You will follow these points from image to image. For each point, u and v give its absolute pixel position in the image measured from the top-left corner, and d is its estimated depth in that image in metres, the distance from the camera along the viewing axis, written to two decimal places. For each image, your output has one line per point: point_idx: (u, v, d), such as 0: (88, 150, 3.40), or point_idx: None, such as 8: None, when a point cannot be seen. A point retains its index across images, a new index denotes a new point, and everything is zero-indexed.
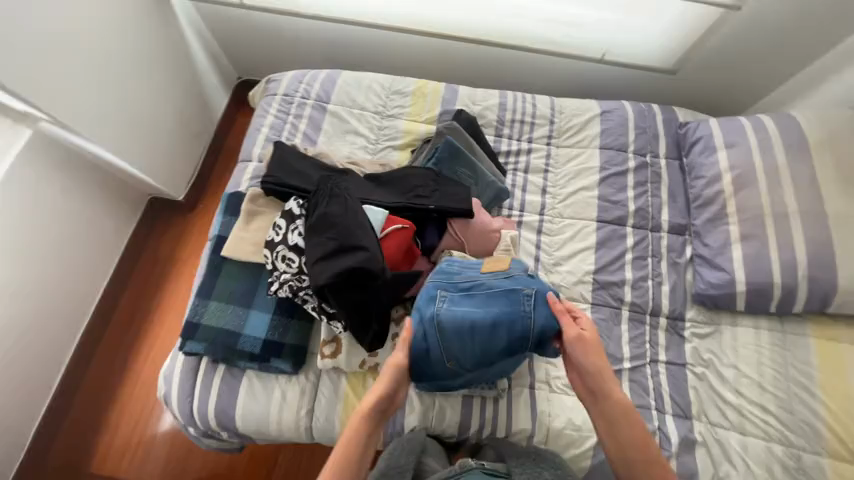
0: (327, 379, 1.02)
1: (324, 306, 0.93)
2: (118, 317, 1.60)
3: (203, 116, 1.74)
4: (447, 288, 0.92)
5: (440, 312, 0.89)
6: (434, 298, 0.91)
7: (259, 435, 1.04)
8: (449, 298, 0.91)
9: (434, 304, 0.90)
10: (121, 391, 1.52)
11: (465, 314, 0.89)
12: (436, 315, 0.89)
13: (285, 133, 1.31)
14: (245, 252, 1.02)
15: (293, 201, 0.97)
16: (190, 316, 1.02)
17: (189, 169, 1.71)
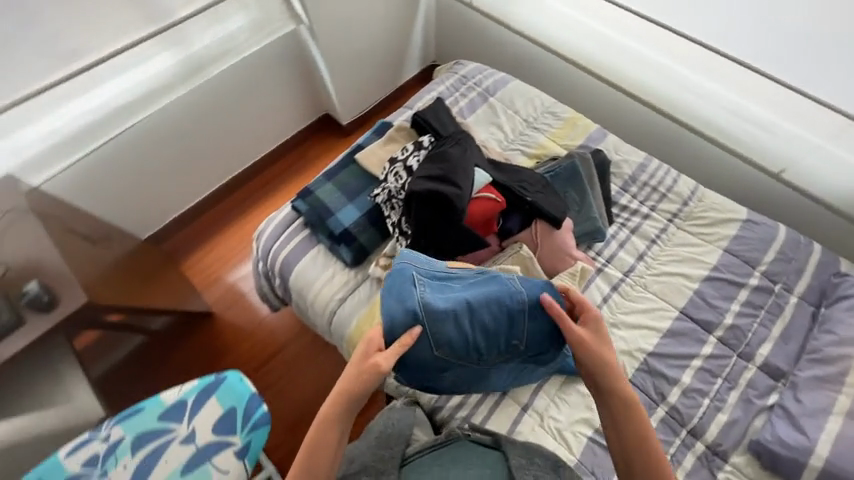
0: (368, 285, 1.18)
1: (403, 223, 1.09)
2: (256, 181, 1.96)
3: (394, 72, 2.11)
4: (424, 273, 0.93)
5: (424, 298, 0.88)
6: (413, 284, 0.90)
7: (298, 296, 1.25)
8: (428, 284, 0.91)
9: (416, 290, 0.88)
10: (228, 230, 1.87)
11: (450, 299, 0.90)
12: (421, 304, 0.87)
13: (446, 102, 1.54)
14: (370, 162, 1.25)
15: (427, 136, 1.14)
16: (310, 184, 1.29)
17: (363, 104, 2.08)
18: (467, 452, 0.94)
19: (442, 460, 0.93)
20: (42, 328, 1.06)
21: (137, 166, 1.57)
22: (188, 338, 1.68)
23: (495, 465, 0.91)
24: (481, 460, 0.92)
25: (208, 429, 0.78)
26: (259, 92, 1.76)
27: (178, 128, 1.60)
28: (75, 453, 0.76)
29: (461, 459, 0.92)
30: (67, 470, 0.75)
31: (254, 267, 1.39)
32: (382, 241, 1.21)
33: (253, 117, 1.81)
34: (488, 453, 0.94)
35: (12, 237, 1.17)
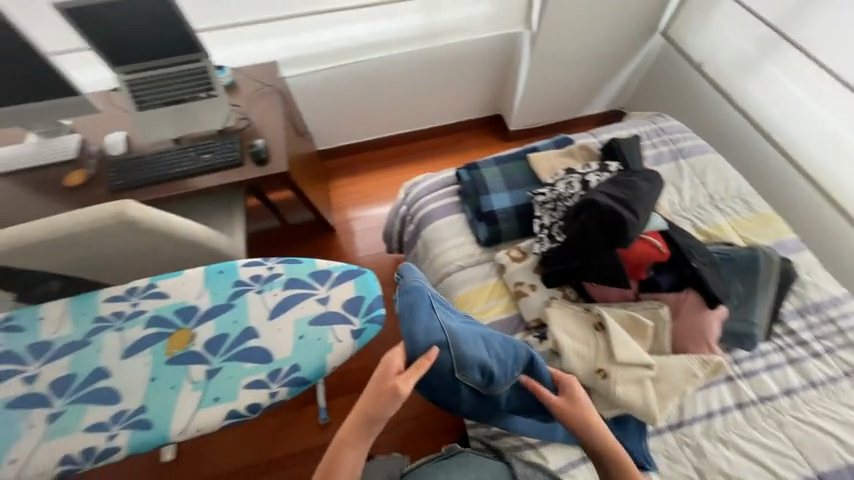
0: (488, 267, 1.24)
1: (554, 228, 1.11)
2: (421, 142, 2.27)
3: (577, 102, 2.22)
4: (432, 297, 0.83)
5: (441, 321, 0.77)
6: (431, 307, 0.79)
7: (423, 247, 1.37)
8: (440, 310, 0.81)
9: (432, 313, 0.78)
10: (381, 171, 2.18)
11: (462, 327, 0.82)
12: (443, 326, 0.77)
13: None
14: (542, 165, 1.30)
15: (616, 163, 1.13)
16: (479, 161, 1.39)
17: (535, 119, 2.26)
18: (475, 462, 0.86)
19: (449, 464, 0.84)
20: (248, 175, 1.33)
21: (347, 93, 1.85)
22: (308, 240, 1.97)
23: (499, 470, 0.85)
24: (486, 467, 0.84)
25: (342, 300, 0.93)
26: (464, 72, 1.99)
27: (394, 78, 1.87)
28: (249, 267, 0.98)
29: (467, 463, 0.84)
30: (240, 275, 0.97)
31: (396, 208, 1.56)
32: (517, 236, 1.27)
33: (447, 91, 2.07)
34: (495, 463, 0.86)
35: (260, 106, 1.47)
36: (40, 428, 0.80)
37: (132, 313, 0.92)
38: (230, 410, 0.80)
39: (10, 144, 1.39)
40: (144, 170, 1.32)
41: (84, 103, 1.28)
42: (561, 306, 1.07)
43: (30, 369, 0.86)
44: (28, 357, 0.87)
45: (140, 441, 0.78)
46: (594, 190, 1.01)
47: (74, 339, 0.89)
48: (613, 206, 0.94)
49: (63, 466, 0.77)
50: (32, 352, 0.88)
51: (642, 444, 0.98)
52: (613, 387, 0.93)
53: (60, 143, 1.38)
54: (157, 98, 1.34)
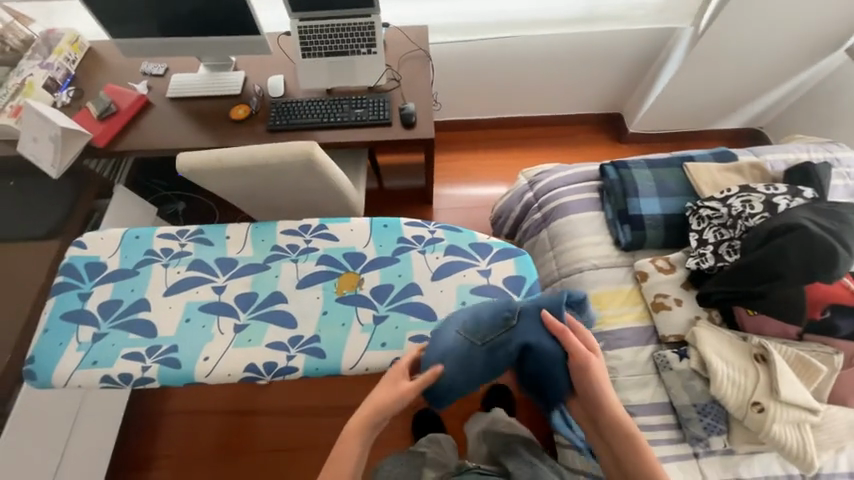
0: (624, 272, 1.20)
1: (722, 247, 1.04)
2: (531, 129, 2.21)
3: (712, 114, 2.05)
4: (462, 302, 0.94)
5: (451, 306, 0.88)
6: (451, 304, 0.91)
7: (549, 238, 1.34)
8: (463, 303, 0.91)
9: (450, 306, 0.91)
10: (487, 152, 2.15)
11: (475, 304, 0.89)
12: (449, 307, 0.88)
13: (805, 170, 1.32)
14: (702, 177, 1.21)
15: (812, 189, 1.03)
16: (628, 161, 1.32)
17: (660, 125, 2.11)
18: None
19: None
20: (394, 136, 1.35)
21: (475, 69, 1.86)
22: (408, 208, 2.01)
23: None
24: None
25: (502, 276, 0.94)
26: (601, 63, 1.89)
27: (530, 59, 1.82)
28: (411, 226, 1.01)
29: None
30: (403, 232, 1.00)
31: (518, 192, 1.54)
32: (660, 246, 1.21)
33: (576, 81, 1.98)
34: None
35: (409, 68, 1.47)
36: (229, 335, 0.88)
37: (306, 248, 0.98)
38: (395, 357, 0.85)
39: (183, 71, 1.51)
40: (299, 115, 1.38)
41: (258, 44, 1.37)
42: (710, 328, 1.02)
43: (218, 280, 0.94)
44: (217, 269, 0.96)
45: (315, 366, 0.85)
46: (796, 216, 0.93)
47: (255, 262, 0.97)
48: (822, 235, 0.88)
49: (247, 373, 0.85)
50: (220, 266, 0.96)
51: None
52: (769, 423, 0.88)
53: (227, 77, 1.47)
54: (322, 47, 1.39)
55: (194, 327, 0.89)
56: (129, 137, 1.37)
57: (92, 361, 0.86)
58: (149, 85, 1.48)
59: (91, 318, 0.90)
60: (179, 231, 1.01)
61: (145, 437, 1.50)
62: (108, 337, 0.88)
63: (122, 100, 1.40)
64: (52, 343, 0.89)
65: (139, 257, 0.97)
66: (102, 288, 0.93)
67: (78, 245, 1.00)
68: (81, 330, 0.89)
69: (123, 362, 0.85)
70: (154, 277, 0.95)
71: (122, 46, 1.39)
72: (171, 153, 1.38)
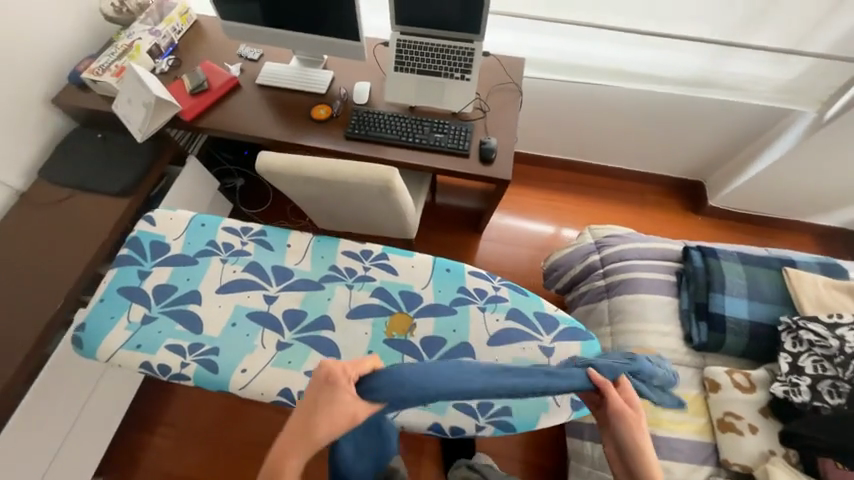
0: (690, 373, 1.08)
1: (826, 386, 0.91)
2: (599, 178, 2.07)
3: (810, 207, 1.82)
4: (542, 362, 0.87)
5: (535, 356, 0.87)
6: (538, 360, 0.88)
7: (608, 311, 1.23)
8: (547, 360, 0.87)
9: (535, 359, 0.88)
10: (548, 193, 2.04)
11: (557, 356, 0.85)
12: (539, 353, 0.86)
13: None
14: (807, 290, 1.06)
15: None
16: (718, 249, 1.19)
17: (746, 205, 1.90)
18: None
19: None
20: (466, 168, 1.29)
21: (557, 108, 1.77)
22: (454, 232, 1.93)
23: None
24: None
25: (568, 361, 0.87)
26: (695, 128, 1.73)
27: (618, 108, 1.70)
28: (475, 277, 0.94)
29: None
30: (465, 282, 0.94)
31: (581, 247, 1.42)
32: (737, 356, 1.08)
33: (662, 140, 1.82)
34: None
35: (497, 99, 1.41)
36: (270, 351, 0.85)
37: (362, 276, 0.94)
38: (435, 422, 0.89)
39: (277, 61, 1.53)
40: (378, 128, 1.35)
41: (351, 49, 1.35)
42: (786, 470, 0.90)
43: (270, 289, 0.92)
44: (271, 277, 0.94)
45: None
46: None
47: (310, 278, 0.94)
48: None
49: (280, 397, 0.81)
50: (275, 275, 0.94)
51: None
52: None
53: (316, 75, 1.47)
54: (416, 64, 1.35)
55: (238, 333, 0.87)
56: (214, 116, 1.40)
57: (136, 344, 0.85)
58: (242, 68, 1.51)
59: (145, 299, 0.90)
60: (243, 228, 1.00)
61: (155, 401, 1.52)
62: (156, 322, 0.88)
63: (215, 79, 1.43)
64: (104, 315, 0.89)
65: (201, 246, 0.96)
66: (160, 270, 0.93)
67: (147, 218, 1.01)
68: (133, 309, 0.89)
69: (165, 353, 0.84)
70: (210, 271, 0.94)
71: (228, 29, 1.42)
72: (248, 139, 1.39)
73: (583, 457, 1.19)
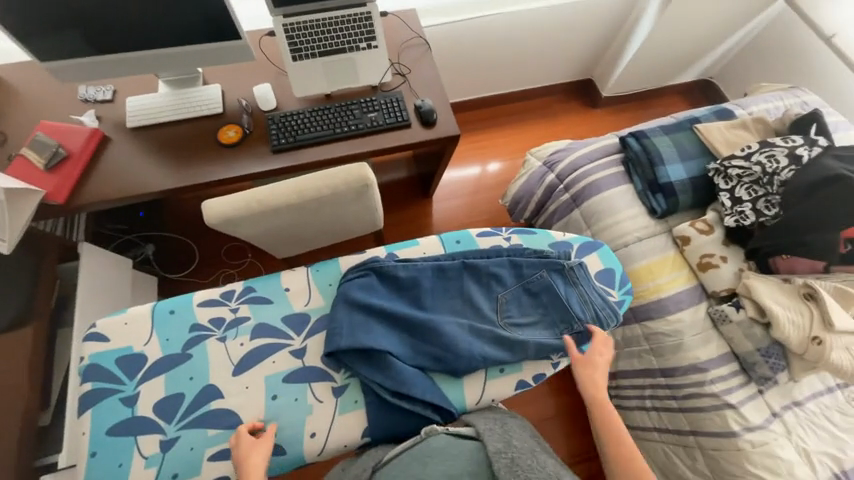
0: (664, 239, 1.25)
1: (762, 204, 1.13)
2: (510, 106, 2.17)
3: (674, 72, 2.14)
4: (569, 284, 0.99)
5: (556, 279, 0.99)
6: (571, 283, 1.00)
7: (583, 217, 1.34)
8: (568, 279, 1.00)
9: (569, 283, 1.00)
10: (474, 136, 2.09)
11: (557, 273, 1.00)
12: (562, 278, 1.00)
13: (795, 107, 1.46)
14: (718, 136, 1.28)
15: (823, 138, 1.14)
16: (645, 130, 1.35)
17: (630, 87, 2.17)
18: (445, 449, 0.76)
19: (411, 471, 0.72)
20: (412, 138, 1.24)
21: (457, 48, 1.75)
22: (406, 206, 1.88)
23: (472, 453, 0.74)
24: (453, 454, 0.74)
25: (593, 271, 1.06)
26: (575, 32, 1.86)
27: (509, 34, 1.76)
28: (485, 237, 1.07)
29: (437, 454, 0.74)
30: (479, 244, 1.06)
31: (535, 172, 1.49)
32: (690, 208, 1.28)
33: (552, 52, 1.95)
34: (465, 444, 0.77)
35: (410, 58, 1.34)
36: (330, 401, 0.90)
37: (394, 284, 0.97)
38: (520, 380, 0.95)
39: (140, 93, 1.23)
40: (304, 128, 1.20)
41: (230, 51, 1.14)
42: (758, 278, 1.12)
43: (295, 343, 0.94)
44: (288, 330, 0.95)
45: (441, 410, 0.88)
46: (826, 168, 1.07)
47: (326, 312, 0.97)
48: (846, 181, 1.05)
49: (363, 439, 0.89)
50: (293, 327, 0.95)
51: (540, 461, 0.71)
52: (828, 353, 1.00)
53: (199, 94, 1.23)
54: (314, 46, 1.20)
55: (284, 403, 0.89)
56: (95, 185, 1.11)
57: (171, 475, 0.83)
58: (97, 115, 1.19)
59: (151, 424, 0.86)
60: (226, 294, 0.98)
61: None
62: (181, 441, 0.85)
63: (72, 141, 1.11)
64: (109, 464, 0.84)
65: (185, 337, 0.93)
66: (149, 386, 0.89)
67: (97, 339, 0.92)
68: (143, 442, 0.85)
69: (211, 465, 0.84)
70: (212, 357, 0.92)
71: (55, 72, 1.08)
72: (152, 196, 1.14)
73: (608, 344, 1.34)
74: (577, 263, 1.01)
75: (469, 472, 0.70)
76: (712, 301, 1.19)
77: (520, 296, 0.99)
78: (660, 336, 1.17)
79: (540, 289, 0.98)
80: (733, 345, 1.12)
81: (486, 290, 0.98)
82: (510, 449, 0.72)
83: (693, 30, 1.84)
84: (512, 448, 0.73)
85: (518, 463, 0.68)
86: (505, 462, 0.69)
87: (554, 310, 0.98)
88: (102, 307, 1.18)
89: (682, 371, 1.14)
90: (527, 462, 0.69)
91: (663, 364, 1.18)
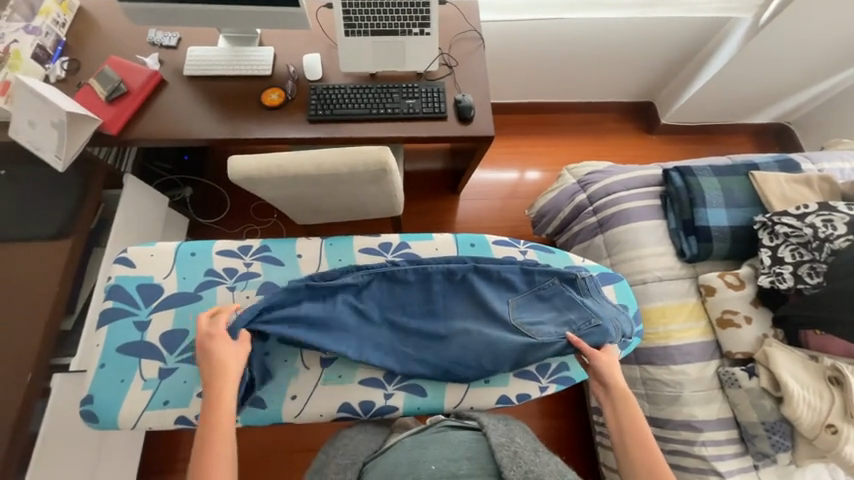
0: (687, 284, 1.18)
1: (806, 271, 1.03)
2: (558, 116, 2.09)
3: (746, 110, 1.97)
4: (583, 297, 0.97)
5: (569, 291, 0.97)
6: (587, 296, 0.97)
7: (606, 245, 1.27)
8: (582, 292, 0.97)
9: (585, 296, 0.97)
10: (514, 140, 2.03)
11: (570, 283, 0.98)
12: (577, 290, 0.98)
13: None
14: (773, 190, 1.17)
15: None
16: (693, 167, 1.25)
17: (693, 118, 2.01)
18: (443, 434, 0.73)
19: (410, 452, 0.69)
20: (443, 131, 1.22)
21: (513, 47, 1.70)
22: (431, 197, 1.87)
23: (471, 442, 0.70)
24: (455, 440, 0.71)
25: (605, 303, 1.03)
26: (642, 49, 1.75)
27: (568, 40, 1.68)
28: (500, 246, 1.05)
29: (434, 440, 0.71)
30: (492, 251, 1.04)
31: (565, 188, 1.42)
32: (724, 258, 1.19)
33: (612, 67, 1.84)
34: (467, 434, 0.74)
35: (460, 52, 1.32)
36: (316, 370, 0.94)
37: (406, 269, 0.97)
38: (501, 395, 0.94)
39: (201, 44, 1.30)
40: (343, 104, 1.22)
41: (285, 18, 1.17)
42: (781, 348, 1.04)
43: None
44: None
45: (416, 405, 0.92)
46: None
47: None
48: None
49: (341, 413, 0.92)
50: None
51: (543, 462, 0.65)
52: (842, 444, 0.92)
53: (253, 54, 1.28)
54: (368, 24, 1.20)
55: (275, 360, 0.94)
56: (145, 122, 1.19)
57: (162, 401, 0.90)
58: (160, 59, 1.27)
59: (154, 351, 0.93)
60: (242, 249, 1.03)
61: (167, 441, 1.38)
62: (177, 373, 0.92)
63: (133, 79, 1.20)
64: (112, 378, 0.92)
65: (199, 279, 0.99)
66: (160, 317, 0.96)
67: (124, 263, 1.00)
68: (144, 365, 0.92)
69: (199, 401, 0.90)
70: (219, 303, 0.97)
71: (128, 13, 1.16)
72: (191, 142, 1.20)
73: None
74: (589, 274, 1.00)
75: (468, 456, 0.65)
76: (725, 361, 1.11)
77: (532, 301, 0.97)
78: (659, 384, 1.11)
79: (551, 299, 0.97)
80: (736, 412, 1.05)
81: (497, 294, 0.97)
82: (513, 443, 0.67)
83: (777, 69, 1.67)
84: (515, 443, 0.67)
85: (520, 455, 0.63)
86: (508, 453, 0.64)
87: (570, 310, 0.95)
88: (134, 234, 1.28)
89: (674, 425, 1.08)
90: (529, 456, 0.64)
91: (656, 412, 1.12)
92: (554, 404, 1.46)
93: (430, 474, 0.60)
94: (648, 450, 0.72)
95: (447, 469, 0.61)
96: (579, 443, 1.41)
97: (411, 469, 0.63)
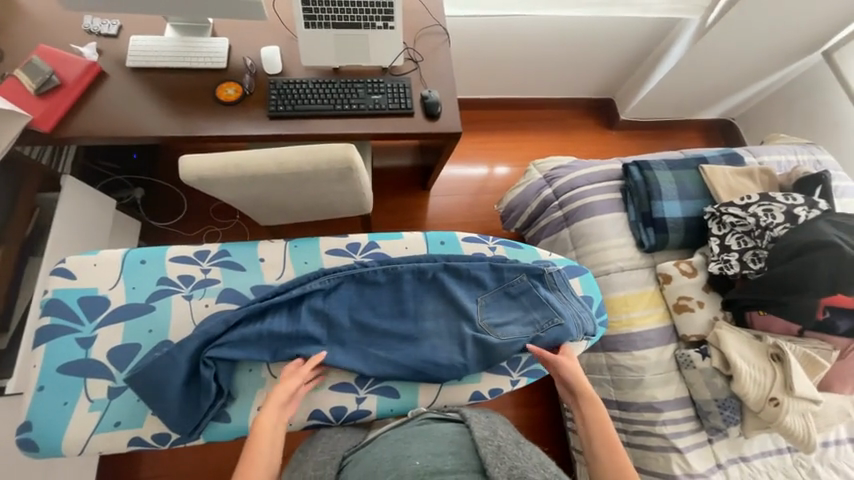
0: (646, 273, 1.24)
1: (750, 257, 1.12)
2: (524, 111, 2.13)
3: (695, 107, 2.09)
4: (549, 294, 0.99)
5: (536, 287, 0.99)
6: (553, 293, 1.00)
7: (571, 238, 1.31)
8: (548, 288, 1.00)
9: (551, 292, 1.00)
10: (482, 135, 2.05)
11: (538, 280, 1.00)
12: (544, 286, 1.00)
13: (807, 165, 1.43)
14: (720, 182, 1.25)
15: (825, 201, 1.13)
16: (650, 161, 1.31)
17: (649, 114, 2.11)
18: (428, 430, 0.72)
19: (392, 448, 0.68)
20: (410, 127, 1.21)
21: (479, 42, 1.70)
22: (401, 194, 1.85)
23: (455, 436, 0.70)
24: (438, 435, 0.70)
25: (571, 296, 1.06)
26: (602, 47, 1.81)
27: (532, 37, 1.71)
28: (470, 242, 1.05)
29: (417, 435, 0.71)
30: (462, 248, 1.04)
31: (531, 183, 1.45)
32: (678, 248, 1.26)
33: (574, 64, 1.89)
34: (450, 428, 0.74)
35: (425, 46, 1.31)
36: None
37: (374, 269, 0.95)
38: (475, 391, 0.95)
39: (145, 33, 1.20)
40: (305, 99, 1.17)
41: (239, 7, 1.10)
42: (729, 330, 1.12)
43: None
44: None
45: (389, 407, 0.92)
46: (822, 231, 1.05)
47: None
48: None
49: (314, 420, 0.90)
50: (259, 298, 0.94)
51: (525, 456, 0.66)
52: (783, 415, 1.00)
53: (205, 45, 1.20)
54: (330, 15, 1.14)
55: (238, 371, 0.90)
56: (83, 118, 1.09)
57: (112, 423, 0.84)
58: (98, 49, 1.16)
59: (102, 369, 0.86)
60: (199, 254, 0.96)
61: (125, 462, 1.28)
62: (129, 391, 0.85)
63: (67, 71, 1.09)
64: (54, 401, 0.84)
65: (151, 289, 0.92)
66: (107, 332, 0.88)
67: (63, 275, 0.91)
68: (90, 385, 0.85)
69: (155, 420, 0.85)
70: (175, 313, 0.91)
71: None
72: (138, 140, 1.11)
73: None
74: (557, 269, 1.02)
75: (452, 452, 0.65)
76: (682, 344, 1.18)
77: (500, 299, 0.98)
78: (623, 369, 1.16)
79: (519, 295, 0.99)
80: (692, 391, 1.12)
81: (466, 292, 0.97)
82: (496, 437, 0.67)
83: (723, 68, 1.78)
84: (498, 437, 0.67)
85: (504, 450, 0.63)
86: (492, 448, 0.63)
87: (536, 309, 0.97)
88: (76, 242, 1.17)
89: (637, 408, 1.14)
90: (513, 451, 0.64)
91: (621, 396, 1.17)
92: (526, 394, 1.50)
93: (413, 470, 0.58)
94: (613, 451, 0.75)
95: (432, 464, 0.60)
96: (551, 430, 1.46)
97: (395, 466, 0.61)
